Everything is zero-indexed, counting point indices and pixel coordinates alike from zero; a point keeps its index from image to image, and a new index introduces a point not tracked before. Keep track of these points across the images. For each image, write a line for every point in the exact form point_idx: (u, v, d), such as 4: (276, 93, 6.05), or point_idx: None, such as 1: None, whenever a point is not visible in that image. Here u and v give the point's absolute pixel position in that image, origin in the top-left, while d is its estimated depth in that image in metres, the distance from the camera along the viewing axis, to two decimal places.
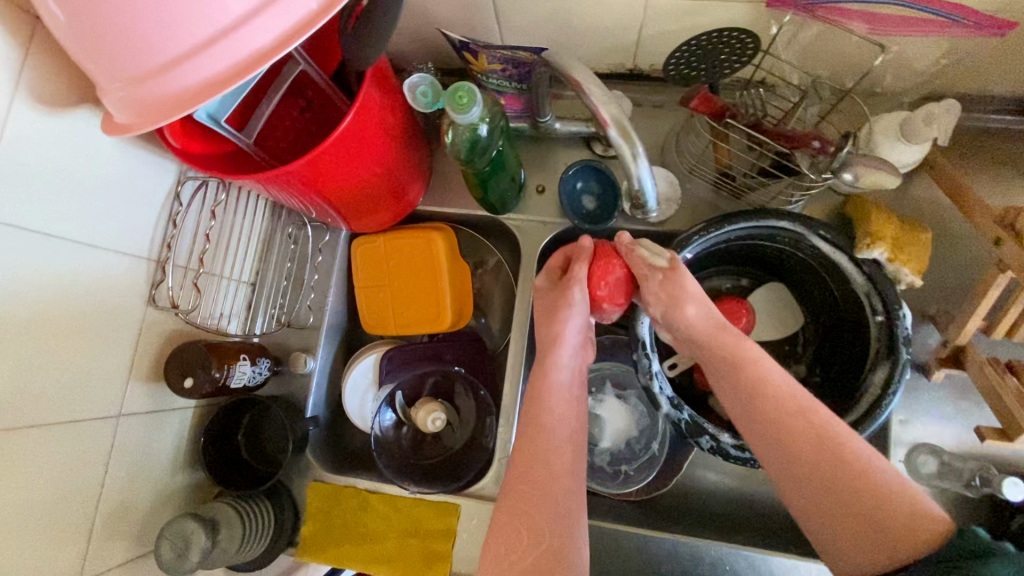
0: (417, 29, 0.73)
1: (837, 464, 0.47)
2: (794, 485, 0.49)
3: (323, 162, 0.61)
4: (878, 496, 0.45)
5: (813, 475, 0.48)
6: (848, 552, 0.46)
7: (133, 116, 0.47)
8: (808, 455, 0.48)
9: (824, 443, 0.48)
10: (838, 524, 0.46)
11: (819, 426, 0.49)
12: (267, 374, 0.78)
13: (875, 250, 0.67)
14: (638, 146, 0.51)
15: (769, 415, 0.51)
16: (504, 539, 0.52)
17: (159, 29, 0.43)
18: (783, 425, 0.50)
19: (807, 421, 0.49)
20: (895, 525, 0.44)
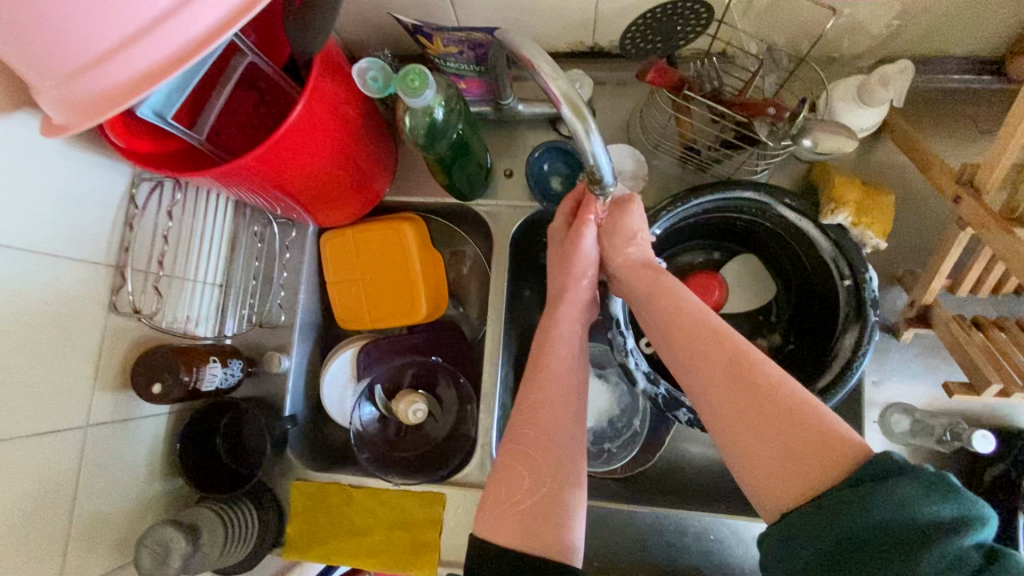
0: (370, 15, 0.72)
1: (754, 389, 0.45)
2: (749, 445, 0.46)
3: (279, 152, 0.59)
4: (791, 415, 0.43)
5: (744, 416, 0.45)
6: (772, 485, 0.42)
7: (71, 115, 0.45)
8: (725, 385, 0.46)
9: (738, 368, 0.47)
10: (756, 456, 0.43)
11: (735, 351, 0.48)
12: (240, 375, 0.77)
13: (839, 215, 0.67)
14: (592, 123, 0.49)
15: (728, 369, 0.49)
16: (499, 489, 0.52)
17: (90, 19, 0.41)
18: (698, 353, 0.49)
19: (722, 348, 0.48)
20: (813, 449, 0.41)
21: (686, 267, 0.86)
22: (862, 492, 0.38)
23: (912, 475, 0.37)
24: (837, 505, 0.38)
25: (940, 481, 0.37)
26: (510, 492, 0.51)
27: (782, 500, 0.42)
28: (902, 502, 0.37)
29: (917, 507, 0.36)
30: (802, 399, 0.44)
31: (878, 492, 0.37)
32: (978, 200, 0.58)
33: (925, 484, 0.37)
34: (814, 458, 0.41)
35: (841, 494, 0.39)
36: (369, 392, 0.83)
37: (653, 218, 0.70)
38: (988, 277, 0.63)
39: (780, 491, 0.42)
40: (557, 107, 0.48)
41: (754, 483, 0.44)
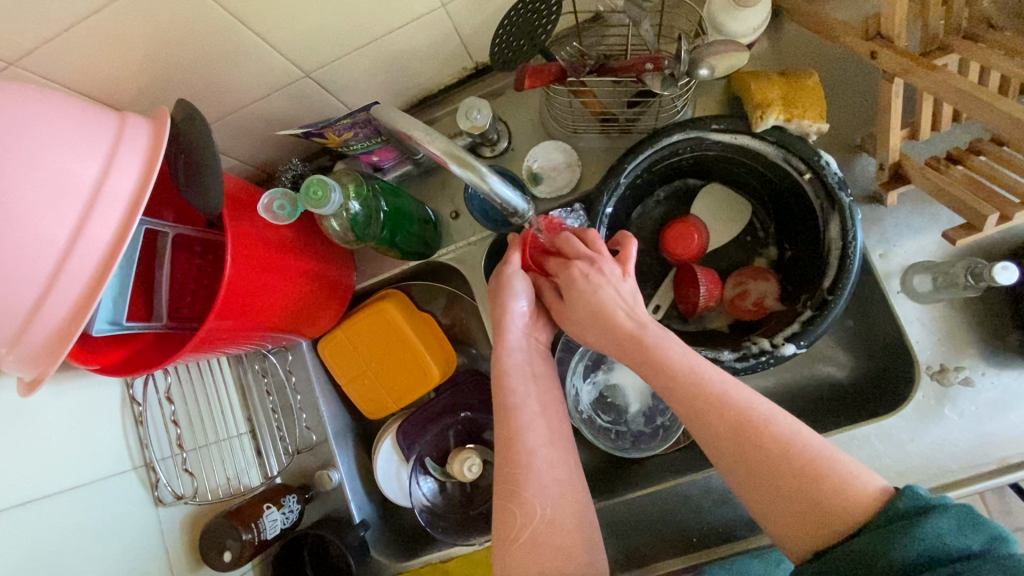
0: (266, 135, 0.73)
1: (768, 454, 0.47)
2: (735, 472, 0.49)
3: (237, 306, 0.60)
4: (790, 454, 0.47)
5: (734, 450, 0.49)
6: (798, 540, 0.46)
7: (37, 365, 0.49)
8: (736, 449, 0.49)
9: (747, 431, 0.48)
10: (762, 497, 0.48)
11: (741, 412, 0.49)
12: (298, 507, 0.78)
13: (769, 119, 0.66)
14: (481, 166, 0.50)
15: (690, 407, 0.51)
16: (498, 527, 0.53)
17: (6, 278, 0.44)
18: (708, 418, 0.50)
19: (722, 414, 0.50)
20: (833, 500, 0.45)
21: (658, 222, 0.82)
22: (895, 532, 0.41)
23: (941, 512, 0.41)
24: (871, 549, 0.41)
25: (970, 514, 0.40)
26: (520, 517, 0.53)
27: (809, 543, 0.46)
28: (936, 535, 0.40)
29: (953, 542, 0.40)
30: (789, 433, 0.48)
31: (911, 531, 0.40)
32: (893, 48, 0.58)
33: (953, 519, 0.40)
34: (831, 504, 0.45)
35: (873, 535, 0.42)
36: (423, 466, 0.84)
37: (600, 200, 0.69)
38: (943, 109, 0.62)
39: (806, 539, 0.46)
40: (442, 169, 0.49)
41: (782, 529, 0.47)
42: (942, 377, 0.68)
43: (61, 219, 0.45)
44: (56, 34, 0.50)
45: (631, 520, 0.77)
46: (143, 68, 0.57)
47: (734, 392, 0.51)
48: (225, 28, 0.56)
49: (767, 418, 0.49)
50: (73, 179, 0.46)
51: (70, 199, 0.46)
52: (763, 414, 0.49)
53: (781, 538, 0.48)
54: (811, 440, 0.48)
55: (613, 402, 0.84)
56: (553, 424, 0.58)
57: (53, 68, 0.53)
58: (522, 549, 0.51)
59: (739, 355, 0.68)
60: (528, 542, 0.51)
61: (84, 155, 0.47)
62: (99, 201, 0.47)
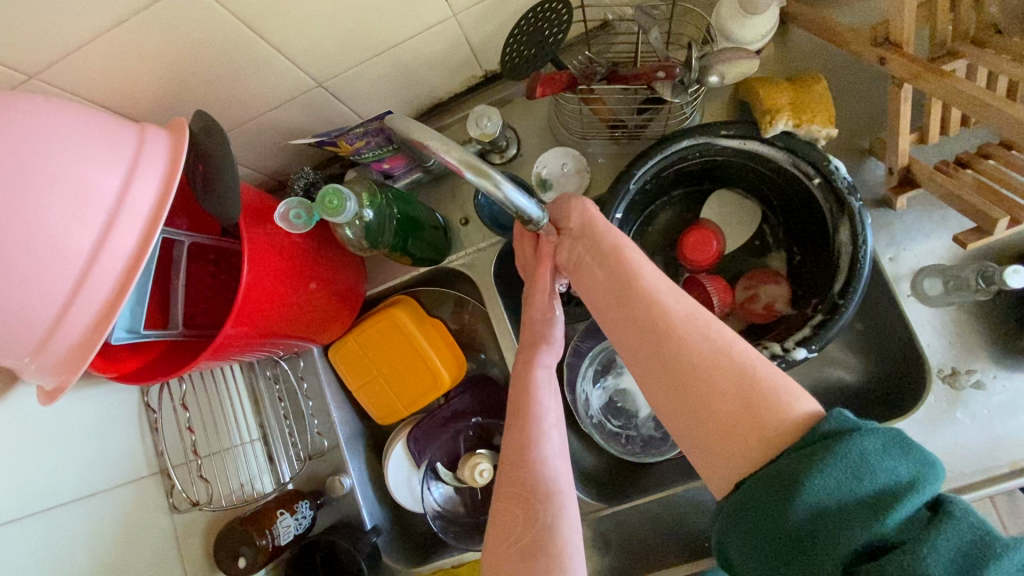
0: (277, 143, 0.74)
1: (701, 365, 0.47)
2: (673, 375, 0.48)
3: (252, 313, 0.61)
4: (723, 360, 0.47)
5: (678, 355, 0.48)
6: (725, 449, 0.46)
7: (59, 374, 0.50)
8: (672, 344, 0.49)
9: (688, 331, 0.49)
10: (693, 402, 0.47)
11: (683, 316, 0.50)
12: (311, 514, 0.78)
13: (779, 124, 0.66)
14: (496, 174, 0.51)
15: (636, 311, 0.51)
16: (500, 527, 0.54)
17: (32, 289, 0.45)
18: (651, 319, 0.50)
19: (664, 323, 0.50)
20: (766, 411, 0.44)
21: (667, 228, 0.83)
22: (818, 452, 0.40)
23: (865, 432, 0.40)
24: (792, 469, 0.41)
25: (897, 438, 0.40)
26: (535, 524, 0.53)
27: (736, 465, 0.45)
28: (860, 460, 0.39)
29: (874, 462, 0.39)
30: (725, 347, 0.48)
31: (832, 450, 0.40)
32: (901, 53, 0.58)
33: (879, 441, 0.40)
34: (762, 421, 0.44)
35: (797, 459, 0.41)
36: (434, 472, 0.84)
37: (611, 206, 0.70)
38: (951, 112, 0.63)
39: (732, 457, 0.46)
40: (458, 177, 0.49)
41: (704, 444, 0.47)
42: (953, 381, 0.68)
43: (85, 230, 0.46)
44: (77, 47, 0.51)
45: (645, 525, 0.77)
46: (160, 79, 0.58)
47: (686, 305, 0.51)
48: (241, 40, 0.57)
49: (706, 334, 0.48)
50: (96, 191, 0.47)
51: (93, 211, 0.47)
52: (705, 322, 0.49)
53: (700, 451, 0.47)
54: (745, 351, 0.48)
55: (622, 408, 0.85)
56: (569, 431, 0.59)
57: (74, 81, 0.54)
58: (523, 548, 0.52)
59: None
60: (533, 541, 0.52)
61: (106, 166, 0.48)
62: (121, 212, 0.48)
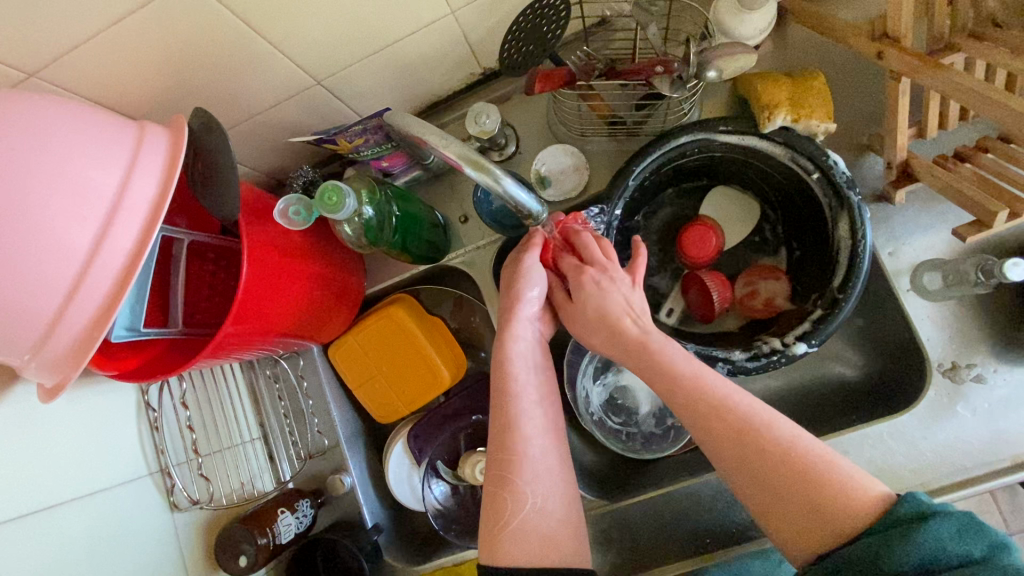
0: (277, 142, 0.74)
1: (766, 455, 0.48)
2: (743, 479, 0.49)
3: (251, 311, 0.61)
4: (788, 456, 0.47)
5: (741, 460, 0.49)
6: (799, 539, 0.46)
7: (59, 371, 0.50)
8: (732, 447, 0.49)
9: (747, 436, 0.49)
10: (758, 498, 0.48)
11: (741, 415, 0.50)
12: (312, 512, 0.78)
13: (778, 119, 0.66)
14: (496, 169, 0.51)
15: (692, 410, 0.51)
16: (487, 515, 0.54)
17: (32, 285, 0.45)
18: (710, 419, 0.50)
19: (725, 419, 0.50)
20: (836, 506, 0.45)
21: (666, 225, 0.83)
22: (895, 536, 0.41)
23: (944, 517, 0.41)
24: (870, 553, 0.42)
25: (970, 521, 0.41)
26: (532, 522, 0.53)
27: (807, 545, 0.46)
28: (938, 543, 0.40)
29: (952, 547, 0.40)
30: (789, 439, 0.48)
31: (910, 537, 0.41)
32: (900, 47, 0.58)
33: (954, 524, 0.41)
34: (832, 517, 0.45)
35: (874, 541, 0.42)
36: (435, 470, 0.85)
37: (609, 203, 0.70)
38: (949, 106, 0.63)
39: (804, 539, 0.46)
40: (457, 173, 0.49)
41: (783, 534, 0.47)
42: (954, 375, 0.68)
43: (84, 227, 0.46)
44: (76, 46, 0.51)
45: (647, 522, 0.77)
46: (159, 77, 0.58)
47: (741, 399, 0.51)
48: (241, 38, 0.57)
49: (768, 424, 0.49)
50: (95, 188, 0.47)
51: (93, 208, 0.47)
52: (763, 419, 0.49)
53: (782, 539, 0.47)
54: (808, 441, 0.48)
55: (624, 404, 0.85)
56: (554, 420, 0.59)
57: (72, 78, 0.54)
58: (513, 539, 0.52)
59: (750, 355, 0.68)
60: (519, 530, 0.52)
61: (105, 164, 0.48)
62: (120, 209, 0.48)
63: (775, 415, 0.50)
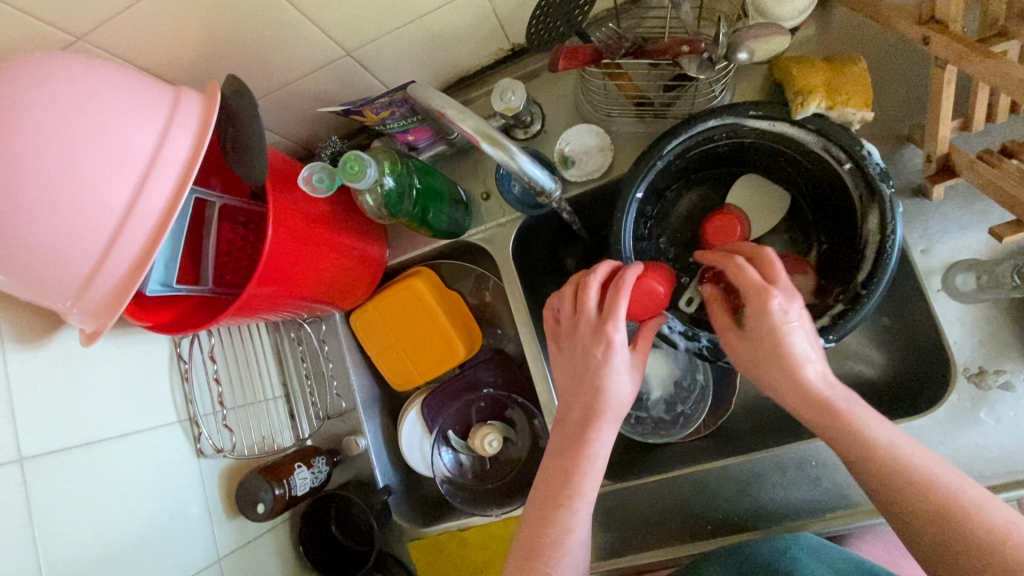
0: (307, 113, 0.76)
1: (956, 514, 0.45)
2: (926, 536, 0.46)
3: (277, 275, 0.64)
4: (975, 514, 0.45)
5: (925, 512, 0.46)
6: None
7: (97, 318, 0.54)
8: (914, 499, 0.47)
9: (933, 492, 0.46)
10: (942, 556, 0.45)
11: (923, 472, 0.47)
12: (327, 469, 0.82)
13: (811, 105, 0.64)
14: (511, 145, 0.51)
15: (869, 463, 0.49)
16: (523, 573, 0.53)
17: (75, 236, 0.48)
18: (885, 470, 0.48)
19: (904, 475, 0.48)
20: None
21: (690, 213, 0.82)
22: None
23: None
24: None
25: None
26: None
27: None
28: None
29: None
30: (973, 501, 0.45)
31: None
32: (947, 33, 0.55)
33: None
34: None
35: None
36: (446, 438, 0.87)
37: (630, 185, 0.69)
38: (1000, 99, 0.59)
39: None
40: (475, 148, 0.50)
41: None
42: (979, 381, 0.65)
43: (122, 184, 0.49)
44: (116, 12, 0.53)
45: (647, 506, 0.77)
46: (195, 44, 0.60)
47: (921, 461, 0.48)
48: (273, 8, 0.58)
49: (951, 487, 0.46)
50: (132, 148, 0.49)
51: (129, 167, 0.49)
52: (948, 482, 0.47)
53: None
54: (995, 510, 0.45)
55: (636, 387, 0.85)
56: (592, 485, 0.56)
57: (114, 43, 0.57)
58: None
59: None
60: None
61: (143, 126, 0.50)
62: (155, 168, 0.50)
63: (962, 482, 0.47)
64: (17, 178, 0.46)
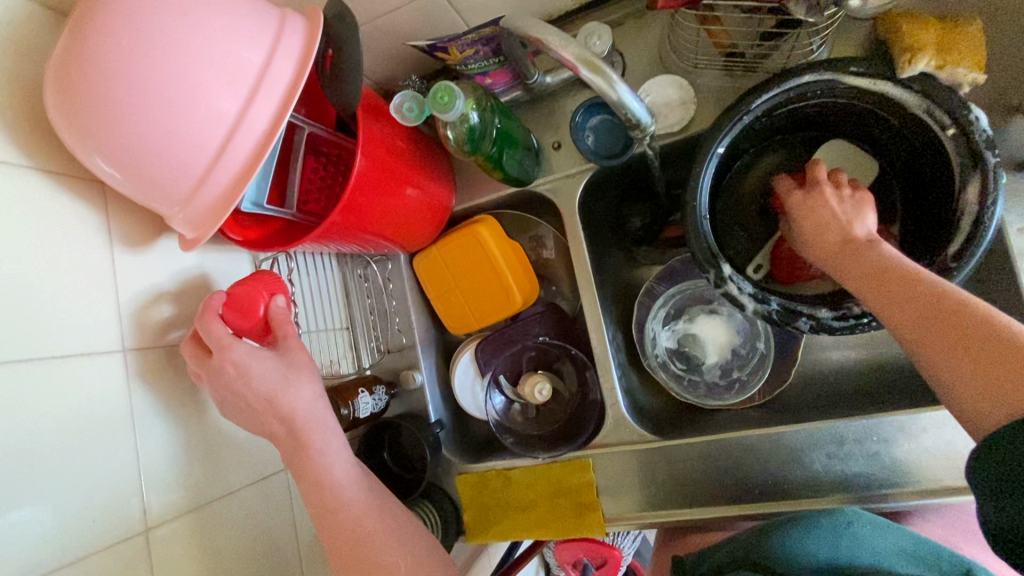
0: (392, 50, 0.78)
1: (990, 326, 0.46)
2: (945, 345, 0.48)
3: (358, 205, 0.66)
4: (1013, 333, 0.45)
5: (954, 326, 0.48)
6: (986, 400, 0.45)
7: (199, 225, 0.57)
8: (947, 312, 0.49)
9: (970, 314, 0.48)
10: (961, 364, 0.47)
11: (971, 303, 0.49)
12: (386, 398, 0.86)
13: (919, 64, 0.61)
14: (612, 74, 0.52)
15: (908, 289, 0.52)
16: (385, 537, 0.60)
17: (189, 142, 0.52)
18: (925, 295, 0.51)
19: (944, 298, 0.50)
20: None
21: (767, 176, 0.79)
22: None
23: None
24: None
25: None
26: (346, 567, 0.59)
27: (997, 410, 0.44)
28: None
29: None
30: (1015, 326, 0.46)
31: None
32: None
33: None
34: None
35: None
36: (497, 384, 0.89)
37: (711, 140, 0.67)
38: None
39: (998, 401, 0.44)
40: (576, 75, 0.51)
41: (970, 398, 0.46)
42: None
43: (232, 97, 0.52)
44: None
45: (695, 467, 0.76)
46: None
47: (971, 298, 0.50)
48: None
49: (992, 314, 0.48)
50: (244, 64, 0.52)
51: (241, 81, 0.52)
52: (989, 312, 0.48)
53: (966, 418, 0.46)
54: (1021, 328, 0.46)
55: (691, 352, 0.87)
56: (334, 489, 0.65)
57: None
58: None
59: (838, 315, 0.65)
60: None
61: (254, 43, 0.53)
62: (263, 85, 0.53)
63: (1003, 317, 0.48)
64: (139, 81, 0.48)
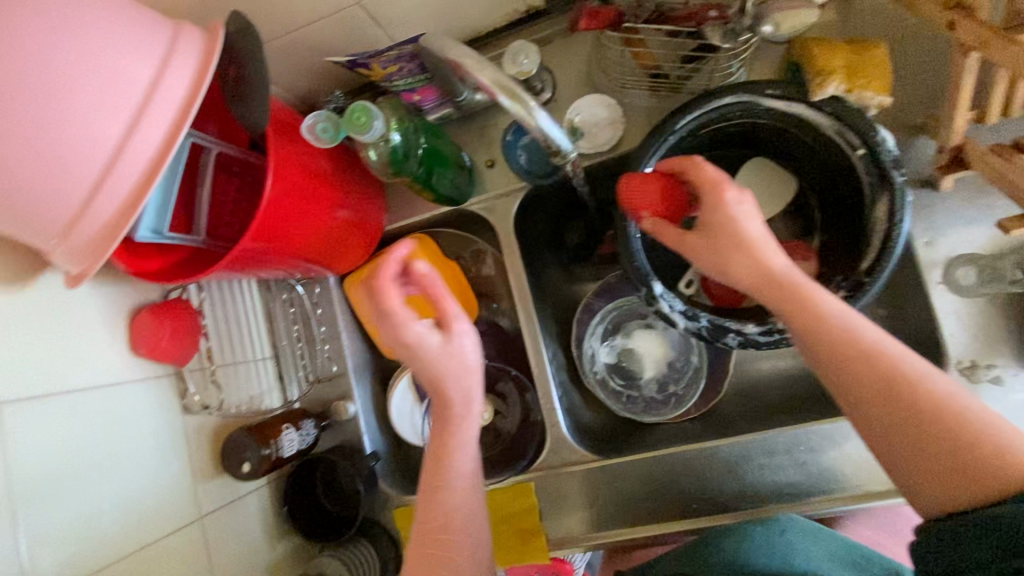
0: (312, 65, 0.74)
1: (925, 397, 0.44)
2: (878, 421, 0.45)
3: (272, 229, 0.61)
4: (949, 402, 0.43)
5: (886, 399, 0.45)
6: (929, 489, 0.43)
7: (83, 260, 0.51)
8: (878, 380, 0.45)
9: (900, 381, 0.44)
10: (898, 443, 0.44)
11: (899, 361, 0.45)
12: (315, 432, 0.80)
13: (829, 87, 0.63)
14: (529, 98, 0.51)
15: (831, 346, 0.47)
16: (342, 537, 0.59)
17: (64, 170, 0.46)
18: (852, 357, 0.46)
19: (872, 362, 0.46)
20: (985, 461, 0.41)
21: None
22: None
23: None
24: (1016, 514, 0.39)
25: None
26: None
27: (936, 497, 0.43)
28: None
29: None
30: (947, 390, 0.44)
31: None
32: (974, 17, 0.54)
33: None
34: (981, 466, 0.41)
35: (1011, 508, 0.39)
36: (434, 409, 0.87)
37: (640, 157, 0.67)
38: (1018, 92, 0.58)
39: (943, 490, 0.43)
40: (493, 100, 0.49)
41: (907, 479, 0.45)
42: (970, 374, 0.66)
43: (113, 118, 0.47)
44: None
45: (633, 486, 0.76)
46: None
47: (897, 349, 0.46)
48: None
49: (923, 374, 0.44)
50: (128, 80, 0.47)
51: (124, 101, 0.47)
52: (918, 370, 0.45)
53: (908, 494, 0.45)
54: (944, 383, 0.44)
55: (629, 367, 0.87)
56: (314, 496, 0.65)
57: None
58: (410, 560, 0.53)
59: (763, 329, 0.67)
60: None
61: (138, 58, 0.48)
62: (151, 103, 0.48)
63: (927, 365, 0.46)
64: None
